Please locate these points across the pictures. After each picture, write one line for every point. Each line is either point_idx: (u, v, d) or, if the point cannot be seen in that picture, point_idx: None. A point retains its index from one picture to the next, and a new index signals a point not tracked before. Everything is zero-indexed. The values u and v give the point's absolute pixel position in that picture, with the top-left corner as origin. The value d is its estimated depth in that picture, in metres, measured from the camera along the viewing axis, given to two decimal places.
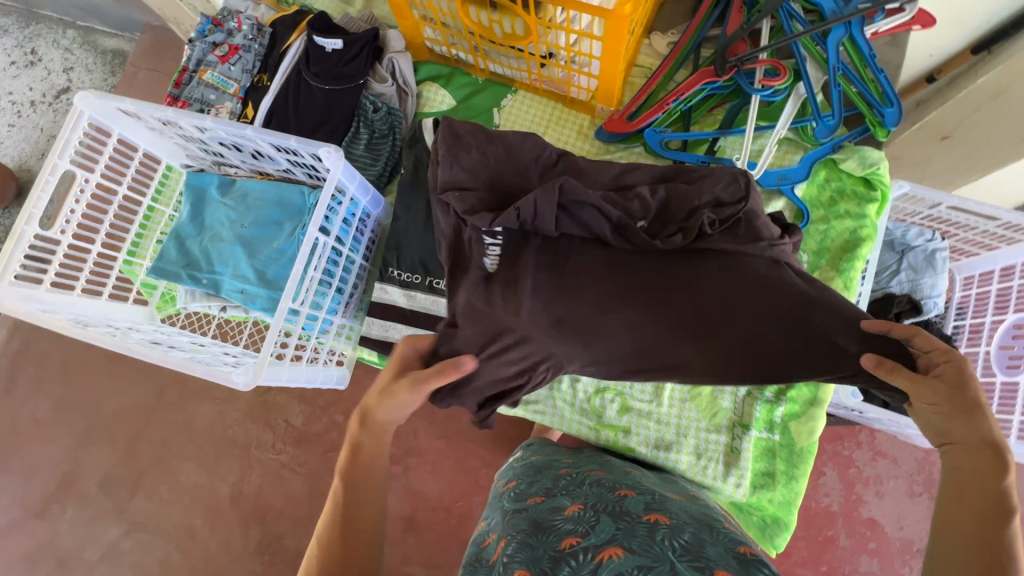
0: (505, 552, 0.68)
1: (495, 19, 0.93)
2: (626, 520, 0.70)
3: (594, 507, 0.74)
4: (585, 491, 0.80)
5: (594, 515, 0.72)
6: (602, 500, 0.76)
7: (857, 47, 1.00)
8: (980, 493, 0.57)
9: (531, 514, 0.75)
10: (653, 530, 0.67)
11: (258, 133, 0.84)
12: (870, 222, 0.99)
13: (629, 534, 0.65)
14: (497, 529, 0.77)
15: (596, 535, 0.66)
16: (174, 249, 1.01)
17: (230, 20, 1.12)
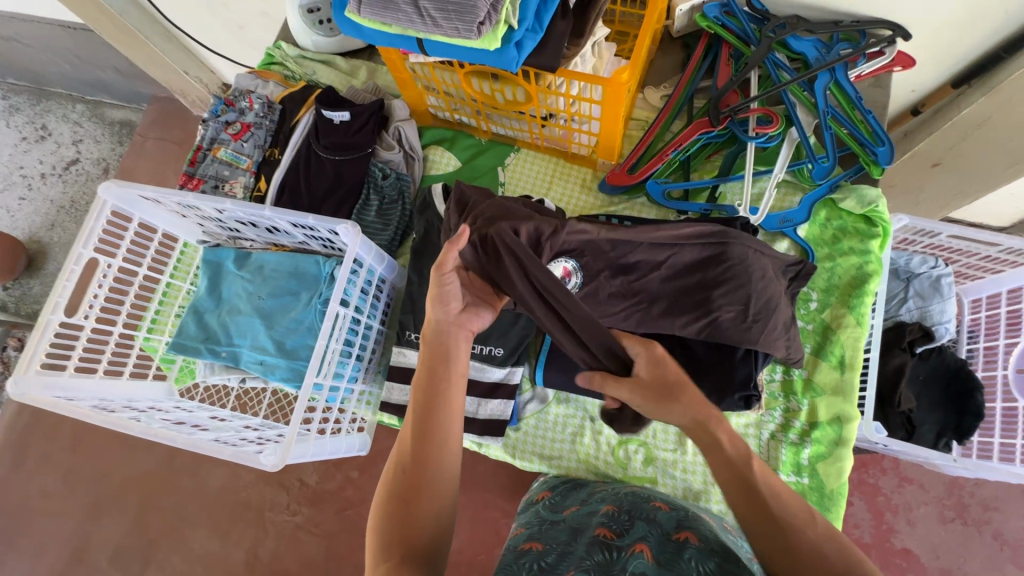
0: (546, 555, 0.70)
1: (497, 88, 0.97)
2: (658, 534, 0.71)
3: (628, 513, 0.77)
4: (624, 499, 0.84)
5: (628, 520, 0.75)
6: (637, 509, 0.79)
7: (843, 91, 1.05)
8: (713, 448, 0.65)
9: (570, 523, 0.78)
10: (681, 549, 0.67)
11: (276, 212, 0.88)
12: (875, 257, 1.01)
13: (658, 545, 0.67)
14: (532, 529, 0.80)
15: (633, 537, 0.69)
16: (193, 324, 1.03)
17: (241, 99, 1.17)
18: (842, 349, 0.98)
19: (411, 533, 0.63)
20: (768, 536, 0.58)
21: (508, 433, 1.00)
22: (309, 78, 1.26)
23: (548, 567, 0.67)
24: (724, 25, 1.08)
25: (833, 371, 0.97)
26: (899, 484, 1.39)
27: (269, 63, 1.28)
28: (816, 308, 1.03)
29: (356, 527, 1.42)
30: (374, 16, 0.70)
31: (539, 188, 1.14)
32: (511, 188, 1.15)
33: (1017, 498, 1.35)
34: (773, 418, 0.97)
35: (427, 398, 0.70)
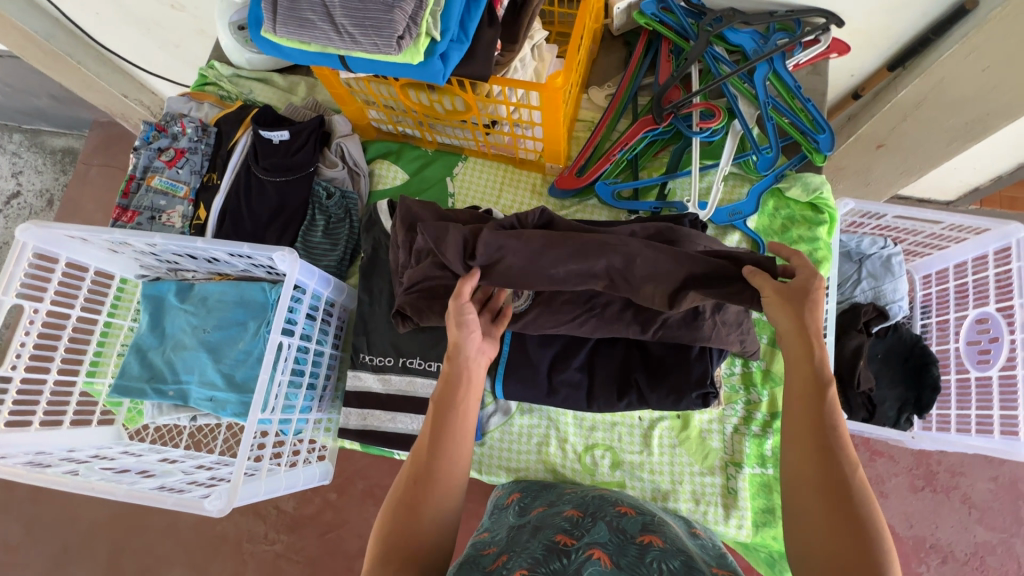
0: (504, 557, 0.68)
1: (435, 99, 0.95)
2: (621, 537, 0.71)
3: (592, 517, 0.77)
4: (588, 502, 0.83)
5: (590, 524, 0.75)
6: (602, 512, 0.79)
7: (782, 81, 1.05)
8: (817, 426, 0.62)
9: (533, 526, 0.77)
10: (644, 551, 0.67)
11: (210, 243, 0.84)
12: (823, 244, 1.03)
13: (618, 549, 0.67)
14: (495, 535, 0.78)
15: (589, 542, 0.68)
16: (136, 363, 0.98)
17: (174, 124, 1.12)
18: None
19: (409, 547, 0.62)
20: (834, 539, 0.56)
21: (475, 449, 0.98)
22: (246, 97, 1.21)
23: (502, 568, 0.65)
24: (661, 21, 1.08)
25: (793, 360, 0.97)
26: (871, 458, 1.42)
27: (203, 84, 1.23)
28: None
29: (336, 551, 1.38)
30: (291, 35, 0.68)
31: (490, 197, 1.12)
32: (462, 199, 1.12)
33: (981, 461, 1.39)
34: (735, 411, 0.95)
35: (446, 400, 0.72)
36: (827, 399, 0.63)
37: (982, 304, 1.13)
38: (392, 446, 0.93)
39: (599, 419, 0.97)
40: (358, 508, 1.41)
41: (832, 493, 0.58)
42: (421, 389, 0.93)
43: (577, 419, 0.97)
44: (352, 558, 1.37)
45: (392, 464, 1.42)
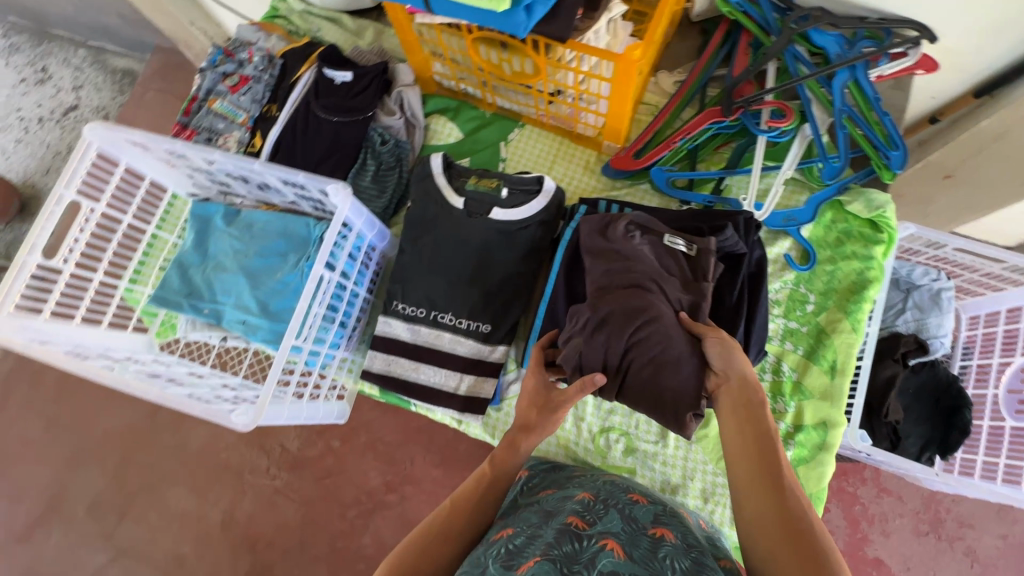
0: (513, 536, 0.68)
1: (505, 57, 0.94)
2: (632, 526, 0.70)
3: (604, 503, 0.76)
4: (599, 487, 0.82)
5: (603, 510, 0.74)
6: (614, 499, 0.78)
7: (861, 90, 1.02)
8: (755, 505, 0.63)
9: (545, 508, 0.76)
10: (656, 545, 0.66)
11: (267, 167, 0.85)
12: (877, 263, 0.98)
13: (631, 541, 0.66)
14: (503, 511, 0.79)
15: (602, 531, 0.67)
16: (176, 277, 1.01)
17: (242, 51, 1.13)
18: (835, 354, 0.95)
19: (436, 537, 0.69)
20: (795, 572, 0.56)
21: (489, 412, 0.98)
22: (314, 35, 1.21)
23: (515, 552, 0.64)
24: (745, 12, 1.05)
25: (823, 376, 0.95)
26: (878, 495, 1.39)
27: (273, 16, 1.23)
28: (812, 311, 0.99)
29: (332, 496, 1.40)
30: None
31: (540, 166, 1.11)
32: (513, 165, 1.12)
33: (992, 516, 1.34)
34: None
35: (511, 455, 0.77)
36: (766, 458, 0.65)
37: None
38: (409, 395, 0.94)
39: (619, 404, 0.96)
40: (359, 458, 1.42)
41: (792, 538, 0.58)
42: (446, 344, 0.94)
43: (596, 401, 0.96)
44: (347, 506, 1.39)
45: (397, 421, 1.42)
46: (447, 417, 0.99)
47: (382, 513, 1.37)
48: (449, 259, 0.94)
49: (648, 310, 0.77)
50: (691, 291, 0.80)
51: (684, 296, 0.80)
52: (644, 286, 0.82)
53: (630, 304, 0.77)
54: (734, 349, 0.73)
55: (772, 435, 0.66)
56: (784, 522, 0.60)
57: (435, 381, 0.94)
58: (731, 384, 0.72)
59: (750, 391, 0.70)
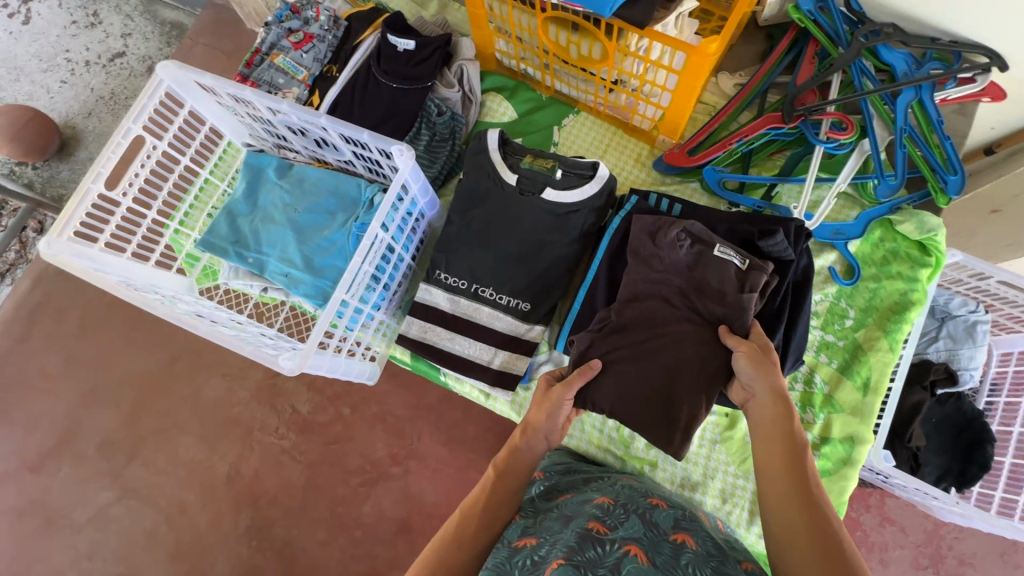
0: (536, 545, 0.69)
1: (574, 40, 0.94)
2: (653, 531, 0.71)
3: (624, 508, 0.76)
4: (617, 491, 0.83)
5: (623, 515, 0.74)
6: (633, 504, 0.78)
7: (926, 111, 1.00)
8: (788, 514, 0.63)
9: (564, 513, 0.77)
10: (677, 552, 0.67)
11: (332, 122, 0.86)
12: (921, 287, 0.97)
13: (653, 546, 0.66)
14: (523, 515, 0.80)
15: (623, 536, 0.67)
16: (224, 224, 1.02)
17: (308, 9, 1.15)
18: (869, 372, 0.95)
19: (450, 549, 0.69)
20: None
21: (518, 390, 0.99)
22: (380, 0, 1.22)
23: (538, 560, 0.65)
24: (815, 20, 1.04)
25: (855, 392, 0.95)
26: (880, 523, 1.30)
27: None
28: (850, 326, 0.99)
29: (337, 462, 1.40)
30: None
31: (593, 153, 1.11)
32: (564, 150, 1.12)
33: (994, 559, 1.25)
34: None
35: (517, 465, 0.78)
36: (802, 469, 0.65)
37: None
38: (444, 363, 0.95)
39: None
40: (366, 429, 1.42)
41: (826, 549, 0.58)
42: (485, 318, 0.95)
43: None
44: (351, 473, 1.39)
45: (409, 396, 1.41)
46: (475, 390, 1.01)
47: (385, 485, 1.38)
48: (497, 234, 0.95)
49: (666, 325, 0.83)
50: (730, 305, 0.80)
51: (718, 310, 0.80)
52: (682, 298, 0.84)
53: (654, 320, 0.84)
54: (769, 369, 0.73)
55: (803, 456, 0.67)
56: (813, 533, 0.60)
57: (471, 354, 0.95)
58: (761, 399, 0.73)
59: (783, 412, 0.70)
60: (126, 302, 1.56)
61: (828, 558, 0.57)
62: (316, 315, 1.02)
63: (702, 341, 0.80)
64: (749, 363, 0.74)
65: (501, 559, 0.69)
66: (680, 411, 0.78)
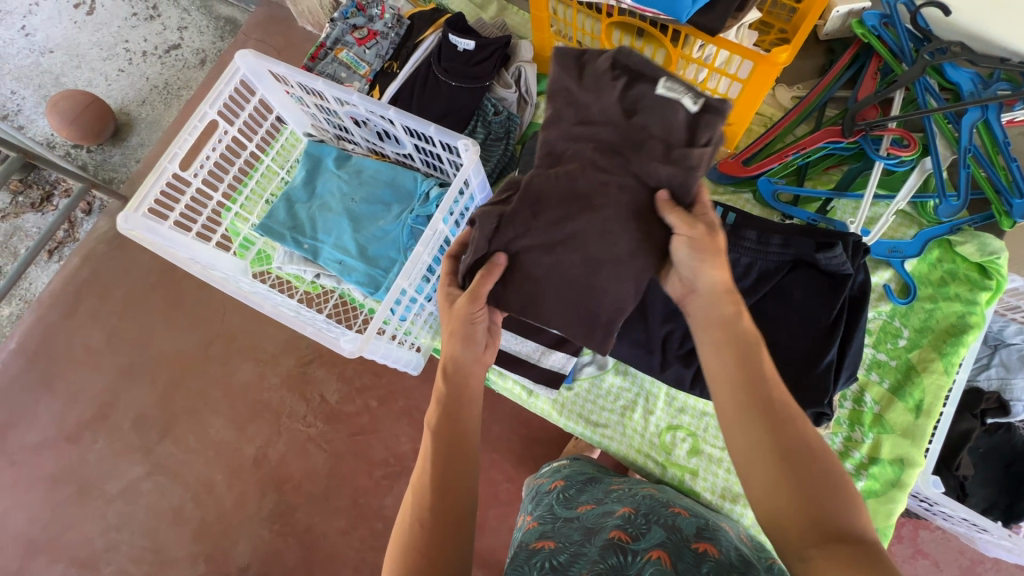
0: (555, 549, 0.69)
1: (637, 46, 0.96)
2: (676, 537, 0.70)
3: (645, 517, 0.74)
4: (638, 500, 0.81)
5: (645, 525, 0.72)
6: (655, 513, 0.76)
7: (991, 132, 0.98)
8: (744, 427, 0.56)
9: (584, 523, 0.76)
10: (700, 561, 0.65)
11: (400, 115, 0.88)
12: (980, 310, 0.95)
13: (678, 553, 0.65)
14: (543, 520, 0.80)
15: (649, 542, 0.67)
16: (282, 210, 1.05)
17: (373, 6, 1.18)
18: (922, 394, 0.93)
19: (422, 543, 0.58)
20: (790, 499, 0.51)
21: (562, 391, 1.00)
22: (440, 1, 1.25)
23: (557, 567, 0.66)
24: (879, 36, 1.03)
25: (906, 413, 0.93)
26: (912, 555, 1.22)
27: None
28: (903, 346, 0.97)
29: (362, 453, 1.42)
30: None
31: None
32: None
33: None
34: (832, 442, 0.95)
35: (449, 412, 0.66)
36: (747, 367, 0.58)
37: None
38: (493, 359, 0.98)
39: (690, 404, 0.96)
40: (392, 423, 1.44)
41: (790, 462, 0.52)
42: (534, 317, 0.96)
43: (668, 397, 0.97)
44: (375, 465, 1.41)
45: None
46: (518, 387, 1.02)
47: (407, 479, 1.39)
48: None
49: (582, 187, 0.68)
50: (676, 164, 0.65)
51: (663, 171, 0.66)
52: (613, 157, 0.68)
53: (574, 187, 0.68)
54: (712, 258, 0.63)
55: (770, 386, 0.56)
56: (772, 444, 0.53)
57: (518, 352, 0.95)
58: (701, 294, 0.64)
59: (726, 311, 0.61)
60: (169, 283, 1.61)
61: (790, 470, 0.52)
62: (366, 304, 1.04)
63: (630, 212, 0.68)
64: (689, 250, 0.64)
65: (520, 561, 0.71)
66: (604, 306, 0.71)
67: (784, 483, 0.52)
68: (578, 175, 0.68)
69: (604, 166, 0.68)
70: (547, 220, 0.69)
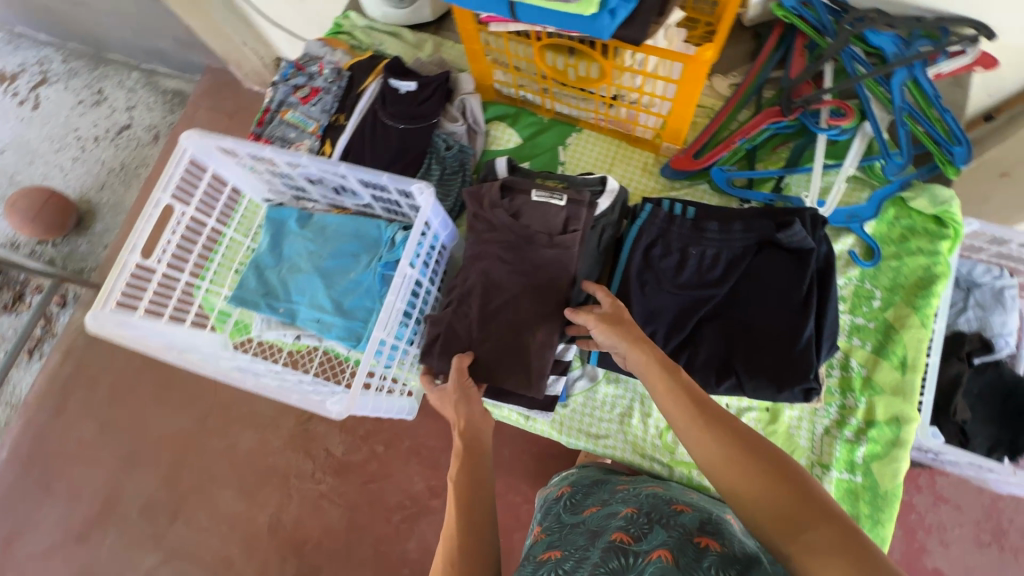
0: (560, 558, 0.72)
1: (571, 63, 0.98)
2: (678, 533, 0.73)
3: (646, 516, 0.78)
4: (643, 501, 0.85)
5: (647, 525, 0.76)
6: (657, 512, 0.80)
7: (921, 90, 1.02)
8: (703, 436, 0.62)
9: (589, 526, 0.80)
10: (702, 554, 0.66)
11: (351, 169, 0.89)
12: (943, 260, 0.98)
13: (679, 548, 0.67)
14: (551, 531, 0.83)
15: (649, 542, 0.70)
16: (253, 278, 1.05)
17: (312, 64, 1.21)
18: (905, 350, 0.95)
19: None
20: (752, 484, 0.55)
21: (557, 409, 1.00)
22: (377, 48, 1.27)
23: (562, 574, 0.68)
24: (800, 15, 1.07)
25: (894, 372, 0.94)
26: (934, 503, 1.23)
27: (337, 32, 1.31)
28: (879, 307, 0.99)
29: (377, 500, 1.40)
30: None
31: (600, 168, 1.14)
32: (571, 168, 1.15)
33: None
34: (828, 413, 0.96)
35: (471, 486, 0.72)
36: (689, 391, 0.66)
37: None
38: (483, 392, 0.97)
39: None
40: (402, 465, 1.42)
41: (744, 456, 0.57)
42: None
43: None
44: (392, 510, 1.39)
45: (440, 427, 1.42)
46: (514, 413, 1.02)
47: (426, 519, 1.37)
48: None
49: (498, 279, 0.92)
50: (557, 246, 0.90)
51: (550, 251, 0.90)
52: (513, 251, 0.92)
53: (490, 280, 0.92)
54: (622, 322, 0.78)
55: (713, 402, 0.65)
56: (724, 442, 0.59)
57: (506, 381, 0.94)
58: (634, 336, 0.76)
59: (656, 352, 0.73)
60: (157, 364, 1.59)
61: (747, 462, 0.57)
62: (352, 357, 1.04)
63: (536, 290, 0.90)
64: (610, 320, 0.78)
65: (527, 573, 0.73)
66: (532, 358, 0.89)
67: (744, 471, 0.56)
68: (491, 270, 0.92)
69: (507, 260, 0.92)
70: (477, 306, 0.92)
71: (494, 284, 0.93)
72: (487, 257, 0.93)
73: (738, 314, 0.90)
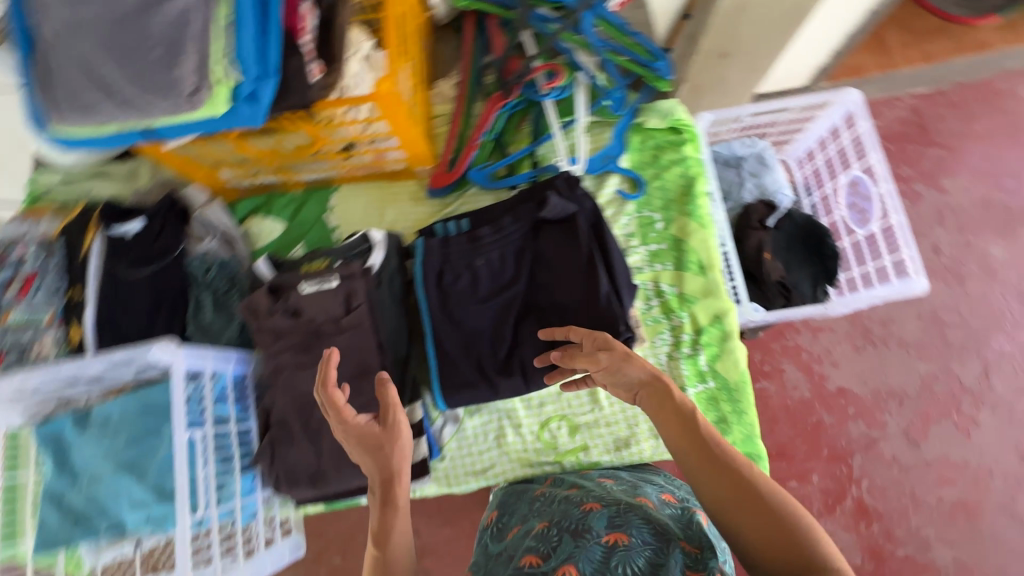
0: None
1: (276, 140, 0.93)
2: (586, 539, 0.69)
3: (557, 528, 0.74)
4: (556, 510, 0.80)
5: (558, 537, 0.72)
6: (568, 518, 0.75)
7: (610, 23, 1.07)
8: (706, 468, 0.64)
9: (506, 553, 0.76)
10: (609, 555, 0.67)
11: (86, 362, 0.81)
12: (692, 162, 1.07)
13: (586, 558, 0.66)
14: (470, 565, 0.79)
15: (559, 560, 0.67)
16: (53, 514, 0.89)
17: (10, 252, 1.02)
18: (697, 254, 1.03)
19: None
20: (753, 524, 0.59)
21: (437, 465, 0.98)
22: (88, 197, 1.13)
23: None
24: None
25: (697, 277, 1.02)
26: (813, 336, 1.30)
27: (34, 200, 1.12)
28: (663, 227, 1.06)
29: None
30: (90, 121, 0.70)
31: (372, 219, 1.10)
32: (345, 230, 1.09)
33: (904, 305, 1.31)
34: (663, 340, 1.01)
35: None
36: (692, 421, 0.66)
37: (849, 168, 1.23)
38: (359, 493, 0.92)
39: (545, 395, 0.98)
40: None
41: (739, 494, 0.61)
42: None
43: (525, 403, 0.98)
44: None
45: None
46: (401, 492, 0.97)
47: None
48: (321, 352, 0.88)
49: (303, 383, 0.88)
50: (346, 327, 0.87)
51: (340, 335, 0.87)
52: (306, 352, 0.88)
53: (297, 390, 0.88)
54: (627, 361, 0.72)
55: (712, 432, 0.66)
56: (723, 479, 0.62)
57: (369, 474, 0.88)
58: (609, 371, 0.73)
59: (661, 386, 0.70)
60: None
61: (747, 500, 0.60)
62: None
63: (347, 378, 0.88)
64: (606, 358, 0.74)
65: None
66: None
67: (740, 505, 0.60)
68: (294, 381, 0.88)
69: (305, 362, 0.88)
70: (298, 424, 0.87)
71: (303, 395, 0.88)
72: (283, 368, 0.88)
73: (541, 301, 0.91)
